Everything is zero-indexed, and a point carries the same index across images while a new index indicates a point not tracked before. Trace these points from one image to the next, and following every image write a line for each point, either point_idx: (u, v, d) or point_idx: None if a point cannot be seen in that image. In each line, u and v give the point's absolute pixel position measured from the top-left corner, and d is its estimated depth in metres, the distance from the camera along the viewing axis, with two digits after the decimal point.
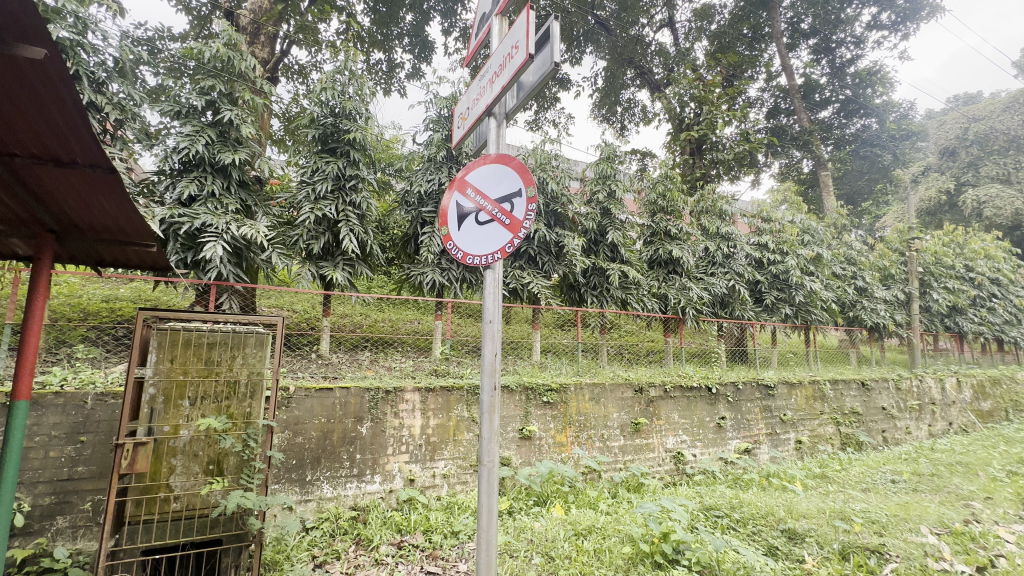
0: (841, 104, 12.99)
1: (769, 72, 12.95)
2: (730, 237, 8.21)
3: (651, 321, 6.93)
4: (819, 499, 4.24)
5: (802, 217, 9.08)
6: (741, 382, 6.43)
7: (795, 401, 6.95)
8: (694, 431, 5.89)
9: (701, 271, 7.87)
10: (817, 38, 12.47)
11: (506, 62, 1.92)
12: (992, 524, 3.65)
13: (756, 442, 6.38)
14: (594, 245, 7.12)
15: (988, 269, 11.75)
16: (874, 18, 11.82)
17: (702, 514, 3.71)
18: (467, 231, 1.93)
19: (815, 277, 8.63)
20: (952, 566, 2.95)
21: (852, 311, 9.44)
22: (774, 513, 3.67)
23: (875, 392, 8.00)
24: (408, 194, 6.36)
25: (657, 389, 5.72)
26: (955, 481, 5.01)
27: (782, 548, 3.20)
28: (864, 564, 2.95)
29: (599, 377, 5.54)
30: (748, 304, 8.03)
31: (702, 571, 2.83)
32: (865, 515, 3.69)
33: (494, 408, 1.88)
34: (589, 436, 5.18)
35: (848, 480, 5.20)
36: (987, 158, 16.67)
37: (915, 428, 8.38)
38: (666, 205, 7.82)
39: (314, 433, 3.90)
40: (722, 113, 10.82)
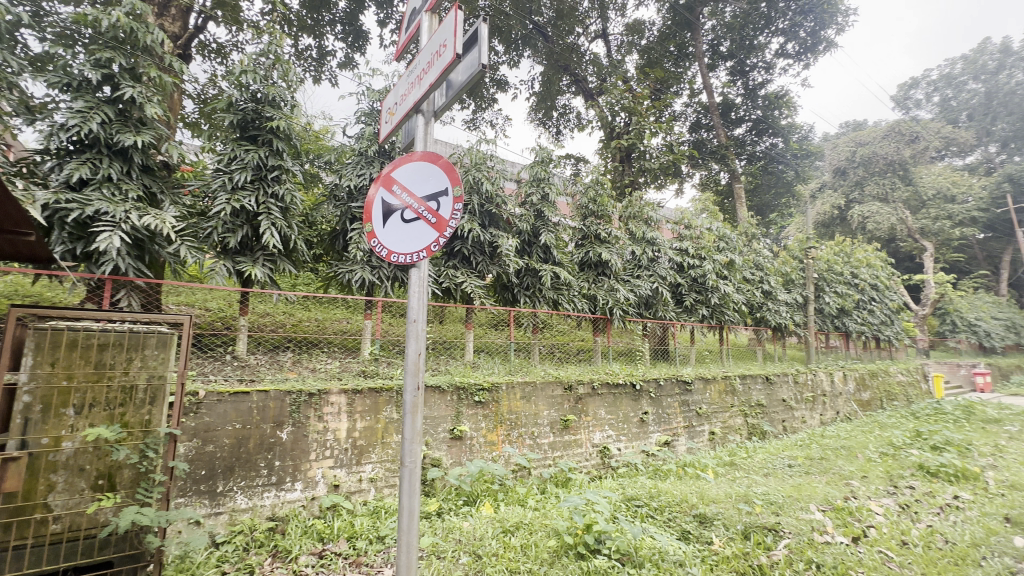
0: (753, 123, 14.17)
1: (692, 89, 13.88)
2: (655, 242, 8.68)
3: (581, 321, 7.18)
4: (727, 485, 4.61)
5: (718, 224, 9.81)
6: (663, 379, 6.83)
7: (710, 395, 7.50)
8: (620, 426, 6.17)
9: (628, 274, 8.27)
10: (733, 61, 13.59)
11: (434, 60, 1.92)
12: (866, 499, 4.17)
13: (675, 435, 6.81)
14: (527, 246, 7.25)
15: (868, 276, 13.38)
16: (782, 47, 13.01)
17: (623, 504, 3.90)
18: (392, 229, 1.89)
19: (728, 281, 9.36)
20: (833, 537, 3.33)
21: (760, 312, 10.35)
22: (687, 499, 3.94)
23: (777, 386, 8.82)
24: (337, 187, 6.12)
25: (586, 387, 5.92)
26: (839, 463, 5.67)
27: (694, 532, 3.44)
28: (762, 542, 3.25)
29: (530, 376, 5.64)
30: (669, 305, 8.55)
31: (622, 558, 2.97)
32: (765, 497, 4.06)
33: (417, 407, 1.86)
34: (519, 434, 5.26)
35: (752, 466, 5.71)
36: (870, 179, 18.97)
37: (809, 417, 9.36)
38: (596, 209, 8.14)
39: (226, 441, 3.63)
40: (649, 124, 11.48)
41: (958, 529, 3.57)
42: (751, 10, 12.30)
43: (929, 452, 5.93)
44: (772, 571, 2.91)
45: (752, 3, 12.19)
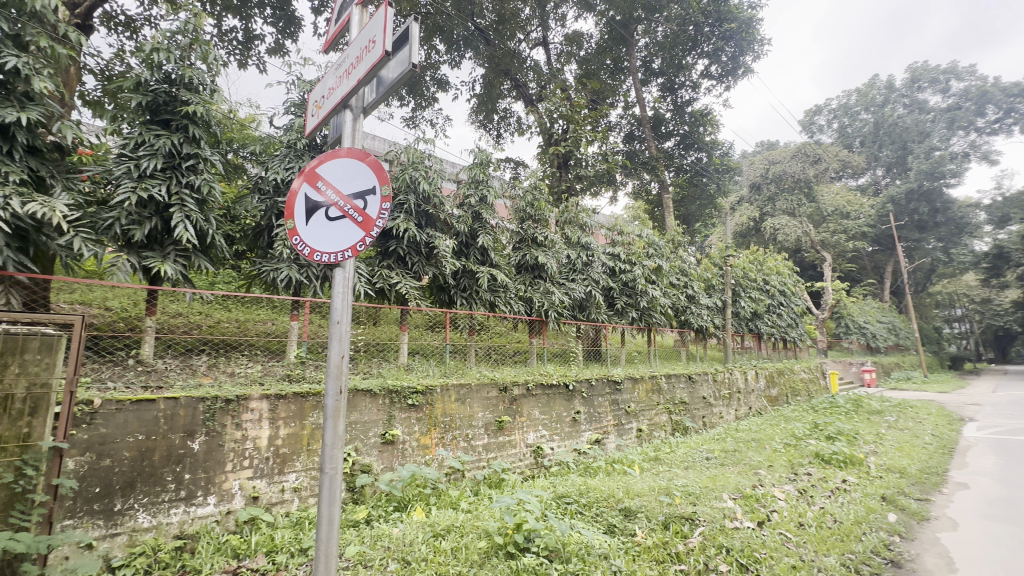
0: (680, 137, 15.09)
1: (627, 102, 14.58)
2: (589, 247, 9.00)
3: (518, 323, 7.28)
4: (651, 479, 4.88)
5: (648, 231, 10.34)
6: (594, 379, 7.07)
7: (638, 394, 7.87)
8: (553, 426, 6.31)
9: (563, 277, 8.51)
10: (663, 79, 14.43)
11: (362, 55, 1.87)
12: (771, 486, 4.58)
13: (605, 433, 7.08)
14: (465, 247, 7.23)
15: (778, 283, 14.71)
16: (706, 68, 13.96)
17: (553, 502, 3.99)
18: (316, 226, 1.82)
19: (656, 286, 9.90)
20: (741, 523, 3.62)
21: (684, 315, 11.03)
22: (614, 494, 4.11)
23: (698, 384, 9.43)
24: (262, 180, 5.76)
25: (520, 388, 6.00)
26: (749, 454, 6.17)
27: (619, 525, 3.59)
28: (680, 531, 3.46)
29: (465, 378, 5.62)
30: (602, 308, 8.89)
31: (550, 555, 3.04)
32: (684, 488, 4.33)
33: (339, 412, 1.81)
34: (454, 437, 5.23)
35: (675, 460, 6.07)
36: (781, 194, 20.86)
37: (725, 412, 10.10)
38: (533, 213, 8.29)
39: (126, 454, 3.29)
40: (586, 133, 11.93)
41: (845, 509, 4.02)
42: (680, 32, 13.12)
43: (823, 442, 6.61)
44: (687, 557, 3.11)
45: (681, 25, 13.00)
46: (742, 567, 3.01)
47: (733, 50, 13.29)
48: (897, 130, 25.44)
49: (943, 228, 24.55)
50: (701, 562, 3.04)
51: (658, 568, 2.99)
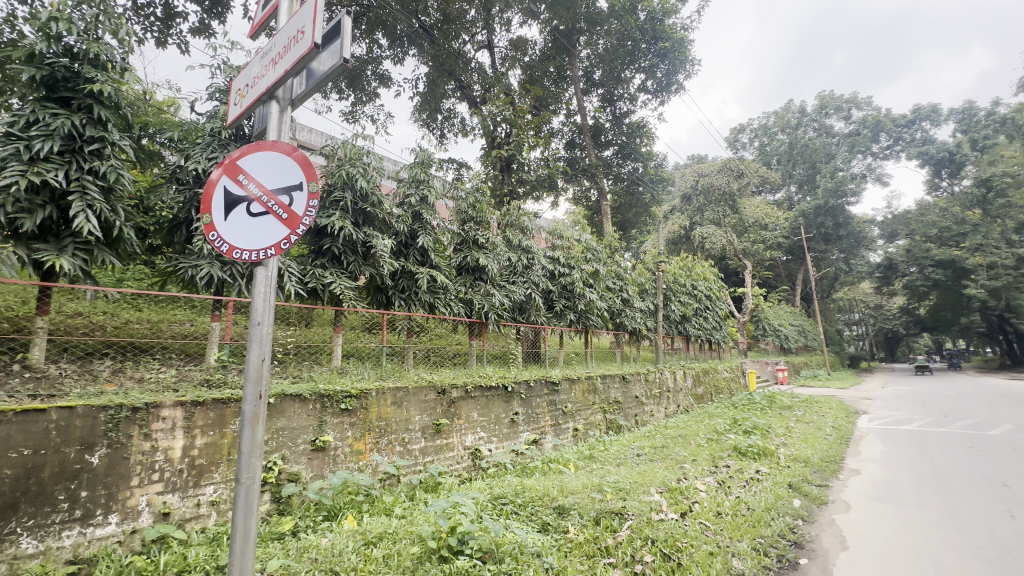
0: (618, 147, 15.72)
1: (569, 110, 15.01)
2: (530, 250, 9.15)
3: (458, 325, 7.24)
4: (584, 477, 5.03)
5: (586, 236, 10.66)
6: (533, 380, 7.18)
7: (574, 394, 8.09)
8: (491, 427, 6.33)
9: (504, 279, 8.58)
10: (603, 90, 14.99)
11: (290, 45, 1.80)
12: (694, 479, 4.89)
13: (543, 433, 7.21)
14: (404, 248, 7.10)
15: (704, 288, 15.71)
16: (643, 83, 14.65)
17: (489, 503, 4.01)
18: (235, 222, 1.73)
19: (594, 289, 10.23)
20: (666, 514, 3.82)
21: (619, 318, 11.48)
22: (548, 493, 4.21)
23: (631, 384, 9.85)
24: (181, 170, 5.32)
25: (459, 390, 5.97)
26: (676, 449, 6.53)
27: (553, 523, 3.68)
28: (610, 525, 3.59)
29: (402, 381, 5.50)
30: (541, 310, 9.06)
31: (483, 556, 3.05)
32: (615, 484, 4.52)
33: (258, 420, 1.75)
34: (389, 441, 5.10)
35: (608, 457, 6.31)
36: (709, 205, 22.29)
37: (656, 410, 10.63)
38: (475, 215, 8.30)
39: (7, 472, 2.90)
40: (528, 138, 12.17)
41: (757, 496, 4.38)
42: (619, 46, 13.69)
43: (741, 436, 7.15)
44: (616, 551, 3.23)
45: (620, 40, 13.55)
46: (665, 556, 3.17)
47: (667, 68, 14.02)
48: (808, 151, 28.03)
49: (845, 241, 27.33)
50: (629, 554, 3.17)
51: (588, 562, 3.08)
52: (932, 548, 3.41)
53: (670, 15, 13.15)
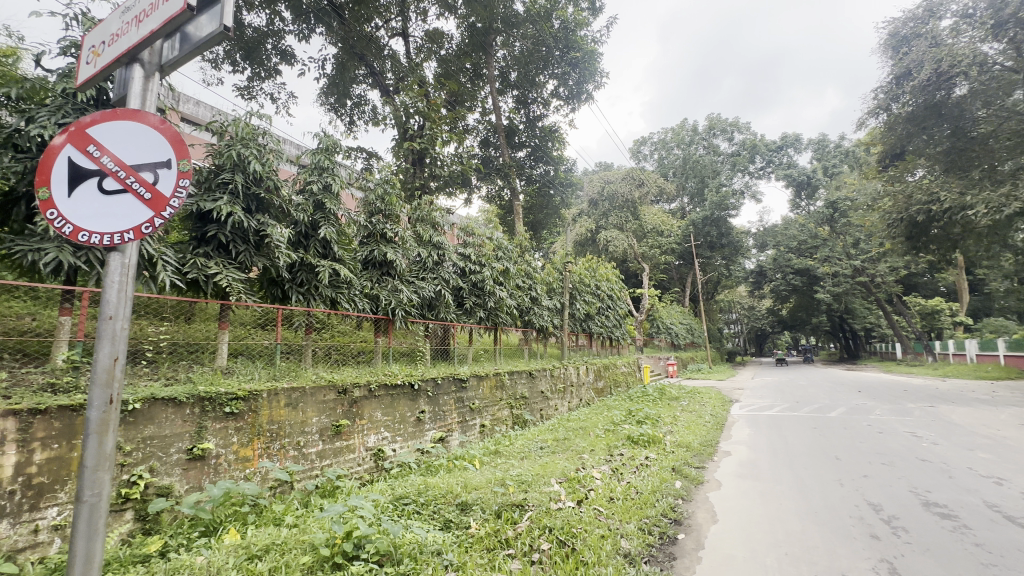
0: (531, 149, 16.16)
1: (483, 108, 15.11)
2: (440, 246, 9.07)
3: (362, 322, 6.89)
4: (488, 472, 5.10)
5: (498, 235, 10.80)
6: (440, 377, 7.11)
7: (482, 390, 8.15)
8: (396, 427, 6.15)
9: (413, 275, 8.42)
10: (518, 91, 15.29)
11: (157, 3, 1.62)
12: (590, 468, 5.19)
13: (449, 431, 7.16)
14: (304, 239, 6.65)
15: (607, 288, 16.72)
16: (555, 89, 15.20)
17: (391, 504, 3.92)
18: (82, 199, 1.53)
19: (503, 287, 10.39)
20: (563, 502, 4.01)
21: (528, 315, 11.80)
22: (452, 490, 4.20)
23: (537, 379, 10.16)
24: (20, 135, 4.44)
25: (362, 389, 5.73)
26: (576, 441, 6.88)
27: (455, 520, 3.69)
28: (511, 518, 3.68)
29: (298, 381, 5.15)
30: (451, 307, 9.02)
31: (381, 559, 2.96)
32: (518, 477, 4.65)
33: (108, 425, 1.59)
34: (282, 445, 4.74)
35: (512, 452, 6.46)
36: (613, 211, 23.76)
37: (560, 404, 11.09)
38: (384, 208, 8.05)
39: None
40: (442, 132, 12.02)
41: (645, 481, 4.78)
42: (534, 51, 14.07)
43: (635, 425, 7.74)
44: (515, 542, 3.32)
45: (535, 45, 13.92)
46: (560, 542, 3.31)
47: (578, 77, 14.69)
48: (698, 166, 31.06)
49: (726, 249, 30.68)
50: (526, 544, 3.27)
51: (488, 555, 3.14)
52: (783, 515, 3.97)
53: (581, 27, 13.79)
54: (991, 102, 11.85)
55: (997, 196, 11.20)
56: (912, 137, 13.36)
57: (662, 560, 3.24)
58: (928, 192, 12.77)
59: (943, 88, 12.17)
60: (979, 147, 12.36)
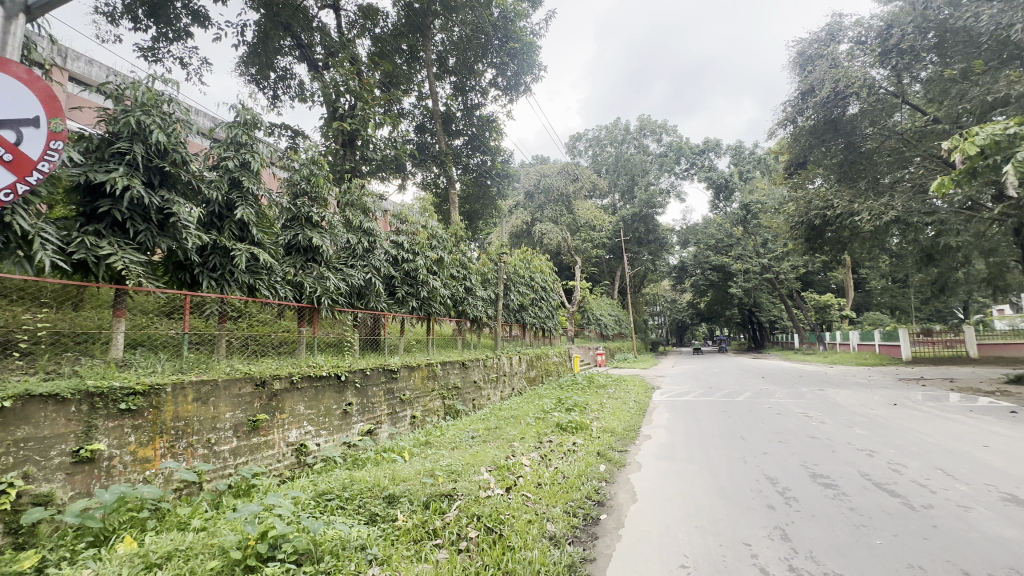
0: (468, 138, 15.98)
1: (420, 92, 14.69)
2: (371, 232, 8.77)
3: (285, 310, 6.44)
4: (417, 463, 5.03)
5: (432, 224, 10.61)
6: (369, 368, 6.89)
7: (413, 381, 8.00)
8: (320, 420, 5.86)
9: (341, 262, 8.06)
10: (456, 78, 15.00)
11: None
12: (520, 455, 5.30)
13: (377, 423, 6.95)
14: (217, 220, 6.12)
15: (540, 280, 17.02)
16: (493, 78, 15.11)
17: (312, 501, 3.75)
18: None
19: (437, 277, 10.23)
20: (492, 490, 4.05)
21: (462, 306, 11.72)
22: (379, 483, 4.10)
23: (470, 369, 10.16)
24: None
25: (282, 381, 5.39)
26: (507, 430, 6.97)
27: (381, 513, 3.61)
28: (439, 508, 3.66)
29: (209, 373, 4.75)
30: (381, 296, 8.73)
31: (298, 559, 2.80)
32: (448, 467, 4.63)
33: None
34: (190, 444, 4.36)
35: (443, 442, 6.43)
36: (548, 204, 24.18)
37: (492, 393, 11.18)
38: (310, 190, 7.63)
39: None
40: (375, 114, 11.53)
41: (572, 465, 4.96)
42: (473, 38, 13.88)
43: (563, 413, 7.98)
44: (443, 531, 3.32)
45: (474, 32, 13.72)
46: (488, 530, 3.33)
47: (516, 68, 14.69)
48: (629, 164, 32.45)
49: (653, 244, 32.34)
50: (454, 533, 3.27)
51: (415, 547, 3.10)
52: (694, 492, 4.29)
53: (521, 18, 13.80)
54: (876, 122, 13.41)
55: (878, 205, 12.76)
56: (812, 149, 14.76)
57: (585, 540, 3.37)
58: (824, 199, 14.25)
59: (839, 106, 13.57)
60: (865, 161, 14.07)
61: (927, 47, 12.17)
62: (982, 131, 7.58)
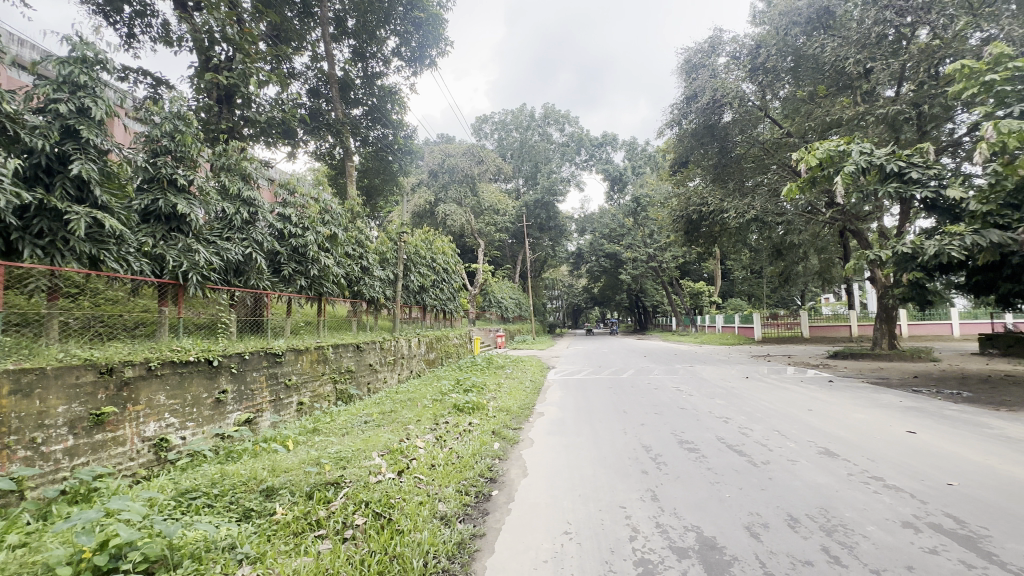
0: (368, 108, 15.03)
1: (314, 53, 13.46)
2: (253, 202, 7.95)
3: (141, 287, 5.52)
4: (301, 452, 4.71)
5: (326, 197, 9.87)
6: (249, 352, 6.25)
7: (301, 365, 7.44)
8: (186, 411, 5.18)
9: (214, 234, 7.20)
10: (355, 42, 13.97)
11: None
12: (415, 437, 5.22)
13: (258, 411, 6.34)
14: (45, 176, 5.06)
15: (441, 262, 16.77)
16: (396, 47, 14.31)
17: (172, 501, 3.34)
18: None
19: (330, 255, 9.53)
20: (383, 475, 3.93)
21: (357, 286, 11.11)
22: (256, 477, 3.77)
23: (365, 352, 9.71)
24: None
25: (137, 369, 4.67)
26: (402, 413, 6.83)
27: (256, 508, 3.31)
28: (323, 497, 3.46)
29: (34, 361, 3.97)
30: (264, 274, 7.92)
31: (150, 568, 2.46)
32: (336, 454, 4.40)
33: None
34: (8, 444, 3.62)
35: (333, 429, 6.10)
36: (452, 184, 23.84)
37: (389, 377, 10.83)
38: (175, 149, 6.63)
39: None
40: (258, 69, 10.31)
41: (466, 445, 5.01)
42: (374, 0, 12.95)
43: (461, 394, 8.03)
44: (327, 521, 3.15)
45: None
46: (377, 515, 3.23)
47: (420, 39, 14.06)
48: (532, 150, 33.18)
49: (553, 231, 33.56)
50: (340, 522, 3.12)
51: (294, 540, 2.92)
52: (579, 464, 4.55)
53: None
54: (744, 131, 15.19)
55: (742, 205, 14.57)
56: (693, 150, 16.20)
57: (475, 517, 3.42)
58: (701, 197, 15.91)
59: (716, 113, 14.95)
60: (734, 165, 15.92)
61: (785, 69, 14.01)
62: (822, 146, 8.99)
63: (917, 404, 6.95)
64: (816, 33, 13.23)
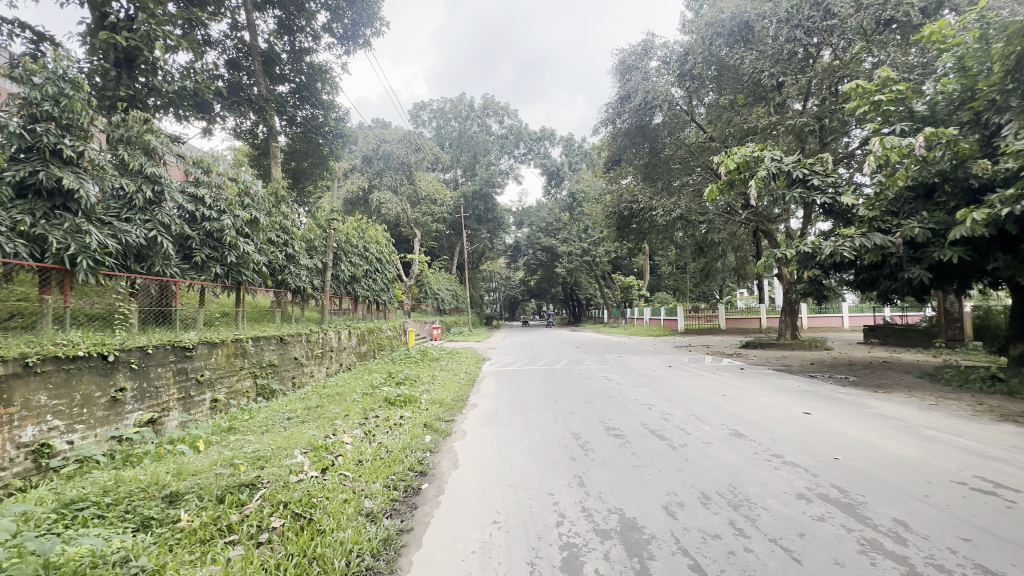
0: (295, 86, 14.07)
1: (233, 20, 12.36)
2: (158, 179, 7.17)
3: (14, 272, 4.74)
4: (212, 453, 4.35)
5: (245, 178, 9.14)
6: (153, 345, 5.67)
7: (215, 359, 6.87)
8: (74, 413, 4.60)
9: (110, 214, 6.43)
10: (281, 13, 12.99)
11: None
12: (342, 433, 5.01)
13: (164, 410, 5.77)
14: None
15: (374, 251, 16.18)
16: (327, 22, 13.48)
17: (53, 514, 2.95)
18: None
19: (249, 241, 8.85)
20: (305, 473, 3.73)
21: (281, 275, 10.43)
22: (157, 482, 3.44)
23: (290, 345, 9.16)
24: None
25: (12, 365, 4.08)
26: (329, 408, 6.52)
27: (157, 516, 3.02)
28: (236, 501, 3.22)
29: None
30: (172, 260, 7.19)
31: None
32: (252, 454, 4.12)
33: None
34: None
35: (252, 426, 5.73)
36: (387, 171, 23.09)
37: (316, 370, 10.31)
38: (61, 115, 5.78)
39: None
40: (167, 33, 9.28)
41: (396, 439, 4.88)
42: None
43: (392, 387, 7.80)
44: (240, 526, 2.94)
45: None
46: (296, 516, 3.05)
47: (353, 15, 13.34)
48: (471, 141, 32.81)
49: (490, 223, 33.50)
50: (254, 525, 2.92)
51: (201, 548, 2.69)
52: (509, 454, 4.59)
53: None
54: (672, 133, 15.98)
55: (669, 203, 15.38)
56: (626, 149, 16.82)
57: (403, 512, 3.34)
58: (632, 195, 16.59)
59: (648, 114, 15.52)
60: (664, 166, 16.73)
61: (709, 77, 14.89)
62: (739, 151, 9.65)
63: (813, 389, 7.75)
64: (737, 45, 14.10)
